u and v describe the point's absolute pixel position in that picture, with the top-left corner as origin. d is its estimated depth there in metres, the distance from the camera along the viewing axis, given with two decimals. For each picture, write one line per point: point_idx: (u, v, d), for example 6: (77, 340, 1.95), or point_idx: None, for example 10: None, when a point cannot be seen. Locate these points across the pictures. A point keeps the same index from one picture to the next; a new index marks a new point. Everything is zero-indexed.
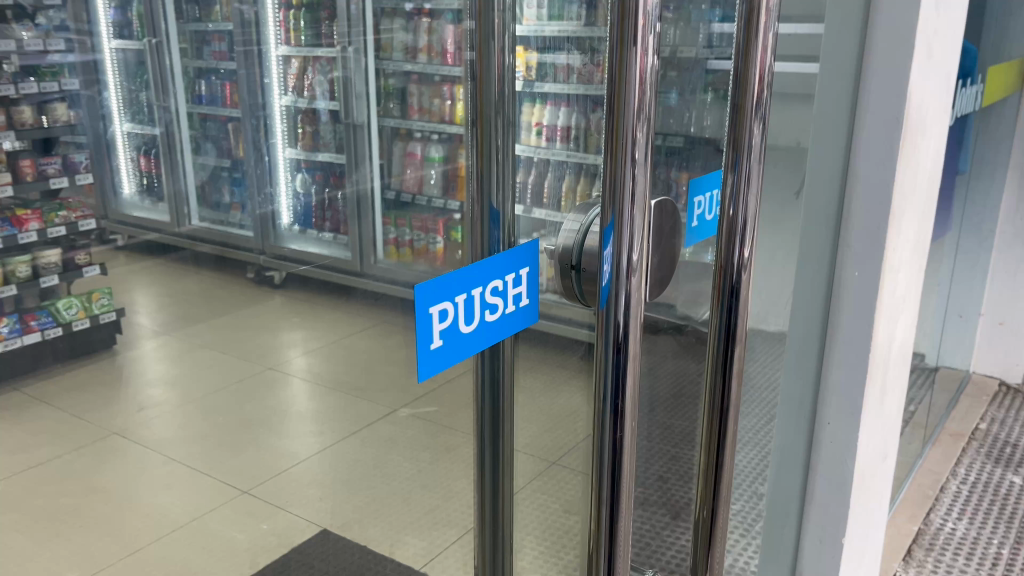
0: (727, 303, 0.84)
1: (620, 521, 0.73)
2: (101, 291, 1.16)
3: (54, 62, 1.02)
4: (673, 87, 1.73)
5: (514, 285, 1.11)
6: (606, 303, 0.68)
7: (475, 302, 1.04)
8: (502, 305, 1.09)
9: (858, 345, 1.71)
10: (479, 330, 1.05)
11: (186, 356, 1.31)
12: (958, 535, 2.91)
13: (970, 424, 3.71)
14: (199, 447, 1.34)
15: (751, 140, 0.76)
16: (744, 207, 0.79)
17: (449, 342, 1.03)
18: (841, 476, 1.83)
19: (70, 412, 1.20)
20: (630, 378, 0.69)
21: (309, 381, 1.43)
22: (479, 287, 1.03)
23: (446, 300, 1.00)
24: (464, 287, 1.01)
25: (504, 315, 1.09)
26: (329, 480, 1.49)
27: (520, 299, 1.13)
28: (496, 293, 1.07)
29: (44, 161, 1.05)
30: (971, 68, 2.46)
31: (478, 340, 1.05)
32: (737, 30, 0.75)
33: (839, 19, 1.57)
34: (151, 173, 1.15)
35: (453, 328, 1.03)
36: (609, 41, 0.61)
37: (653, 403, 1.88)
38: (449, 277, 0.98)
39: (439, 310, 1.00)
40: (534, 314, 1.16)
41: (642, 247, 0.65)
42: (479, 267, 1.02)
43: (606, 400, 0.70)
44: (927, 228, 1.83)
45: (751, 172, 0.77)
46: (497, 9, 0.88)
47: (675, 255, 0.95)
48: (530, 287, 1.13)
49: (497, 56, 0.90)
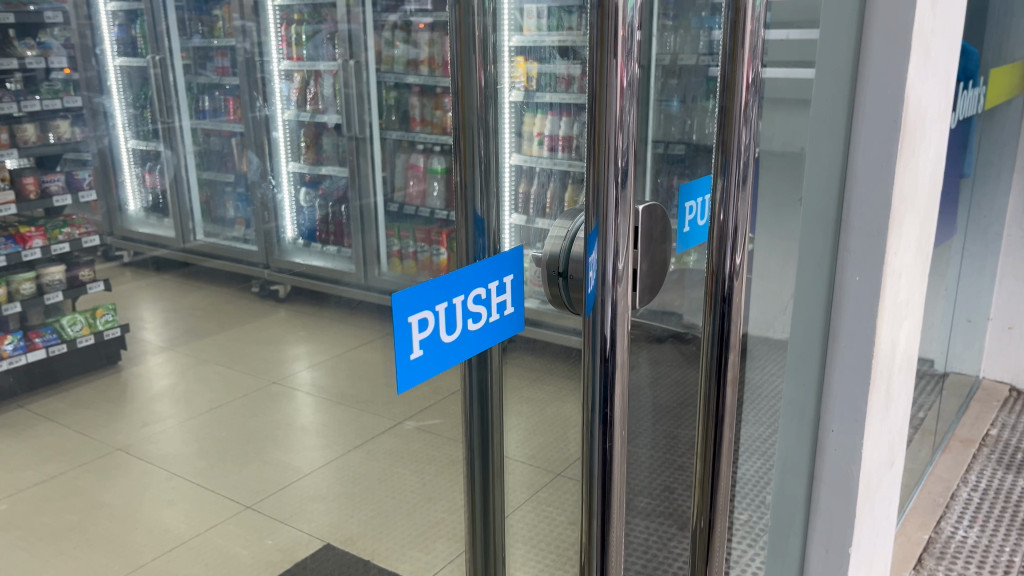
0: (722, 307, 0.82)
1: (611, 532, 0.73)
2: (105, 308, 1.18)
3: (56, 79, 1.05)
4: (674, 95, 1.75)
5: (498, 294, 1.10)
6: (593, 309, 0.67)
7: (456, 311, 1.02)
8: (486, 313, 1.08)
9: (861, 350, 1.69)
10: (461, 339, 1.02)
11: (190, 372, 1.30)
12: (970, 543, 2.87)
13: (981, 429, 3.67)
14: (204, 463, 1.32)
15: (739, 144, 0.76)
16: (734, 212, 0.78)
17: (429, 352, 1.00)
18: (846, 487, 1.80)
19: (74, 429, 1.19)
20: (619, 386, 0.68)
21: (314, 395, 1.42)
22: (462, 295, 1.02)
23: (426, 309, 0.98)
24: (445, 296, 1.00)
25: (488, 324, 1.08)
26: (332, 494, 1.48)
27: (505, 308, 1.12)
28: (478, 301, 1.06)
29: (47, 178, 1.07)
30: (974, 71, 2.45)
31: (461, 349, 1.02)
32: (724, 33, 0.74)
33: (834, 23, 1.56)
34: (156, 189, 1.15)
35: (433, 337, 1.01)
36: (589, 54, 0.60)
37: (658, 412, 1.86)
38: (429, 286, 0.96)
39: (419, 319, 0.98)
40: (520, 323, 1.14)
41: (628, 260, 0.65)
42: (460, 275, 1.00)
43: (595, 409, 0.69)
44: (929, 230, 1.81)
45: (741, 174, 0.77)
46: (477, 23, 0.87)
47: (667, 258, 0.94)
48: (513, 296, 1.12)
49: (479, 71, 0.90)
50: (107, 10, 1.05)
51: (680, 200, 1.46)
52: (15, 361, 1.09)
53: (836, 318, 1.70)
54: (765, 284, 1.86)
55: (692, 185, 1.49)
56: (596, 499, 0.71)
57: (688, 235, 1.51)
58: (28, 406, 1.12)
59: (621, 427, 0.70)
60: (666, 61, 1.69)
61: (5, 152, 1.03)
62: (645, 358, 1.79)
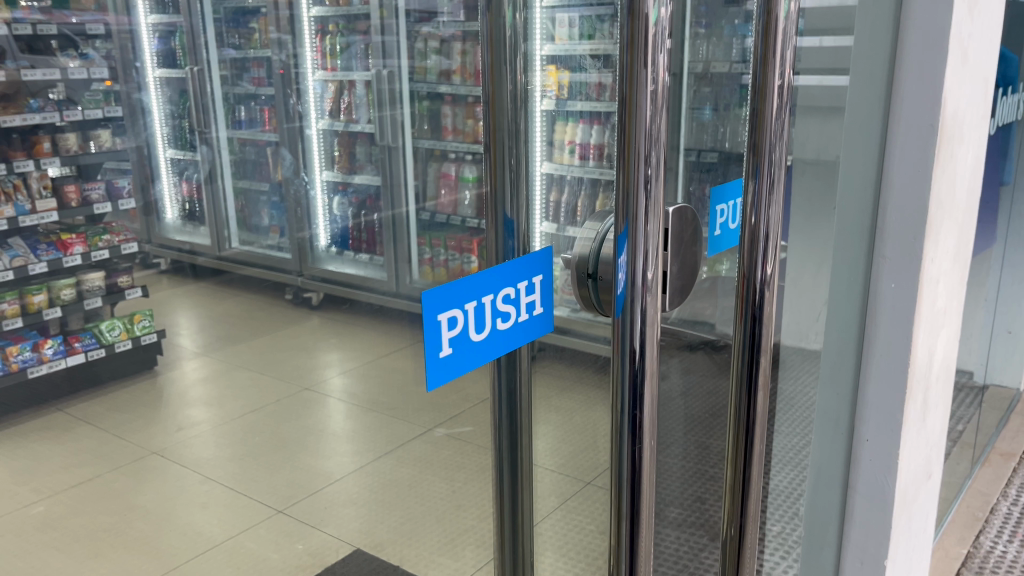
0: (752, 313, 0.81)
1: (640, 538, 0.72)
2: (142, 313, 1.22)
3: (97, 89, 1.10)
4: (707, 102, 1.74)
5: (527, 294, 1.09)
6: (622, 312, 0.66)
7: (485, 310, 1.02)
8: (515, 313, 1.07)
9: (896, 358, 1.66)
10: (491, 338, 1.03)
11: (223, 375, 1.32)
12: (1010, 559, 2.80)
13: (1022, 444, 3.58)
14: (236, 466, 1.34)
15: (772, 150, 0.75)
16: (766, 218, 0.77)
17: (460, 350, 1.01)
18: (881, 500, 1.76)
19: (113, 432, 1.22)
20: (649, 390, 0.68)
21: (345, 401, 1.42)
22: (491, 294, 1.02)
23: (455, 307, 0.98)
24: (474, 295, 1.00)
25: (517, 324, 1.07)
26: (361, 499, 1.48)
27: (535, 308, 1.11)
28: (507, 300, 1.05)
29: (88, 187, 1.15)
30: (1014, 77, 2.41)
31: (491, 348, 1.03)
32: (754, 39, 0.74)
33: (868, 28, 1.54)
34: (194, 198, 1.18)
35: (463, 336, 1.01)
36: (619, 62, 0.60)
37: (689, 423, 1.84)
38: (459, 284, 0.96)
39: (448, 318, 0.98)
40: (549, 324, 1.13)
41: (660, 266, 0.64)
42: (491, 273, 1.00)
43: (624, 411, 0.68)
44: (968, 237, 1.78)
45: (774, 180, 0.76)
46: (508, 38, 0.89)
47: (698, 262, 0.93)
48: (544, 296, 1.12)
49: (509, 82, 0.91)
50: (148, 23, 1.07)
51: (710, 204, 1.46)
52: (55, 365, 1.16)
53: (871, 326, 1.67)
54: (799, 292, 1.83)
55: (724, 187, 1.48)
56: (625, 506, 0.70)
57: (718, 239, 1.50)
58: (65, 407, 1.17)
59: (650, 433, 0.69)
60: (699, 68, 1.70)
61: (48, 160, 1.09)
62: (677, 364, 1.78)
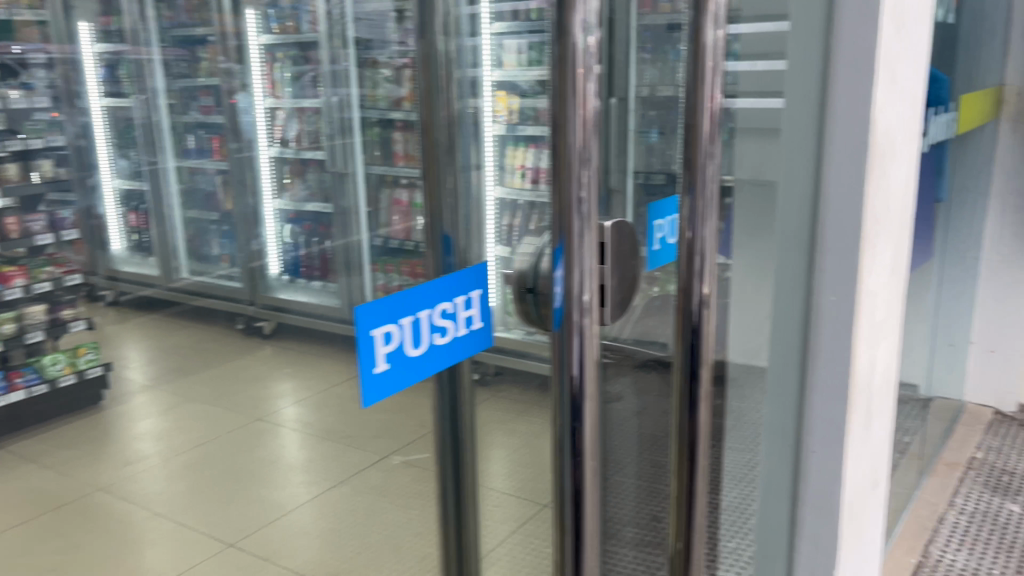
0: (691, 321, 0.82)
1: (586, 555, 0.72)
2: (86, 347, 1.48)
3: (39, 120, 1.32)
4: (654, 126, 1.75)
5: (464, 309, 1.09)
6: (560, 329, 0.67)
7: (422, 326, 1.01)
8: (452, 328, 1.06)
9: (837, 366, 1.70)
10: (428, 353, 1.02)
11: (175, 409, 1.74)
12: (959, 567, 2.84)
13: (966, 453, 3.66)
14: (189, 496, 1.64)
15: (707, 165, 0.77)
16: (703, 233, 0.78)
17: (395, 367, 0.98)
18: (827, 508, 1.80)
19: (53, 475, 1.51)
20: (590, 404, 0.69)
21: (301, 432, 1.77)
22: (426, 309, 1.00)
23: (390, 323, 0.95)
24: (409, 310, 0.98)
25: (455, 339, 1.06)
26: (316, 529, 1.66)
27: (472, 322, 1.11)
28: (444, 315, 1.05)
29: (28, 217, 1.34)
30: (944, 96, 2.50)
31: (428, 363, 1.02)
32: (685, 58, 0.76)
33: (800, 50, 1.60)
34: (138, 227, 1.52)
35: (400, 352, 0.99)
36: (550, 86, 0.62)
37: (642, 442, 1.85)
38: (391, 299, 0.94)
39: (382, 333, 0.95)
40: (488, 339, 1.13)
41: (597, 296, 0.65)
42: (423, 289, 0.99)
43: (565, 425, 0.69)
44: (903, 250, 1.84)
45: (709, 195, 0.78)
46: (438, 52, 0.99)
47: (636, 275, 0.94)
48: (481, 311, 1.12)
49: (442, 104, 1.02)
50: None
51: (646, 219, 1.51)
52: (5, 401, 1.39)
53: (813, 338, 1.71)
54: None
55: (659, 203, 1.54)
56: (567, 522, 0.71)
57: (657, 254, 1.55)
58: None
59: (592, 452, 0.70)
60: (644, 93, 1.73)
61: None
62: (627, 379, 1.80)
